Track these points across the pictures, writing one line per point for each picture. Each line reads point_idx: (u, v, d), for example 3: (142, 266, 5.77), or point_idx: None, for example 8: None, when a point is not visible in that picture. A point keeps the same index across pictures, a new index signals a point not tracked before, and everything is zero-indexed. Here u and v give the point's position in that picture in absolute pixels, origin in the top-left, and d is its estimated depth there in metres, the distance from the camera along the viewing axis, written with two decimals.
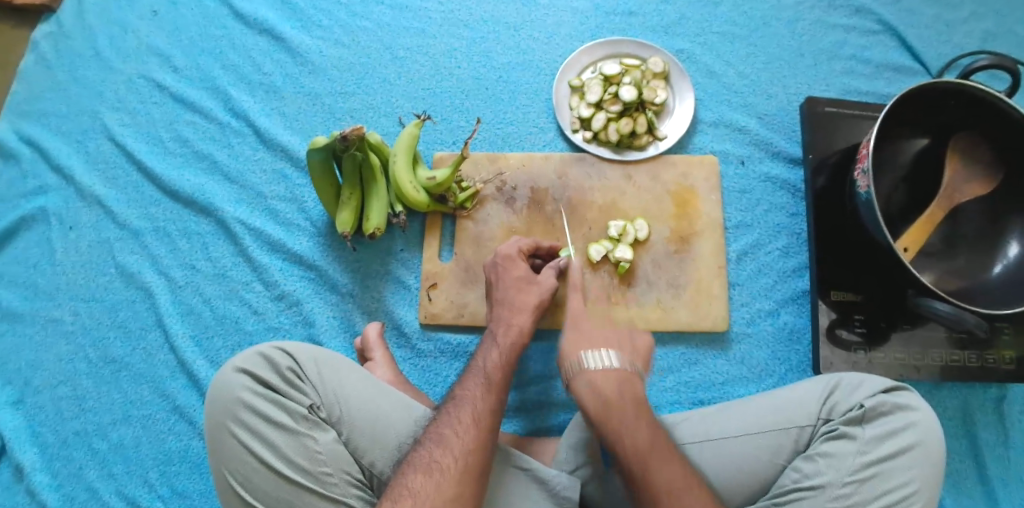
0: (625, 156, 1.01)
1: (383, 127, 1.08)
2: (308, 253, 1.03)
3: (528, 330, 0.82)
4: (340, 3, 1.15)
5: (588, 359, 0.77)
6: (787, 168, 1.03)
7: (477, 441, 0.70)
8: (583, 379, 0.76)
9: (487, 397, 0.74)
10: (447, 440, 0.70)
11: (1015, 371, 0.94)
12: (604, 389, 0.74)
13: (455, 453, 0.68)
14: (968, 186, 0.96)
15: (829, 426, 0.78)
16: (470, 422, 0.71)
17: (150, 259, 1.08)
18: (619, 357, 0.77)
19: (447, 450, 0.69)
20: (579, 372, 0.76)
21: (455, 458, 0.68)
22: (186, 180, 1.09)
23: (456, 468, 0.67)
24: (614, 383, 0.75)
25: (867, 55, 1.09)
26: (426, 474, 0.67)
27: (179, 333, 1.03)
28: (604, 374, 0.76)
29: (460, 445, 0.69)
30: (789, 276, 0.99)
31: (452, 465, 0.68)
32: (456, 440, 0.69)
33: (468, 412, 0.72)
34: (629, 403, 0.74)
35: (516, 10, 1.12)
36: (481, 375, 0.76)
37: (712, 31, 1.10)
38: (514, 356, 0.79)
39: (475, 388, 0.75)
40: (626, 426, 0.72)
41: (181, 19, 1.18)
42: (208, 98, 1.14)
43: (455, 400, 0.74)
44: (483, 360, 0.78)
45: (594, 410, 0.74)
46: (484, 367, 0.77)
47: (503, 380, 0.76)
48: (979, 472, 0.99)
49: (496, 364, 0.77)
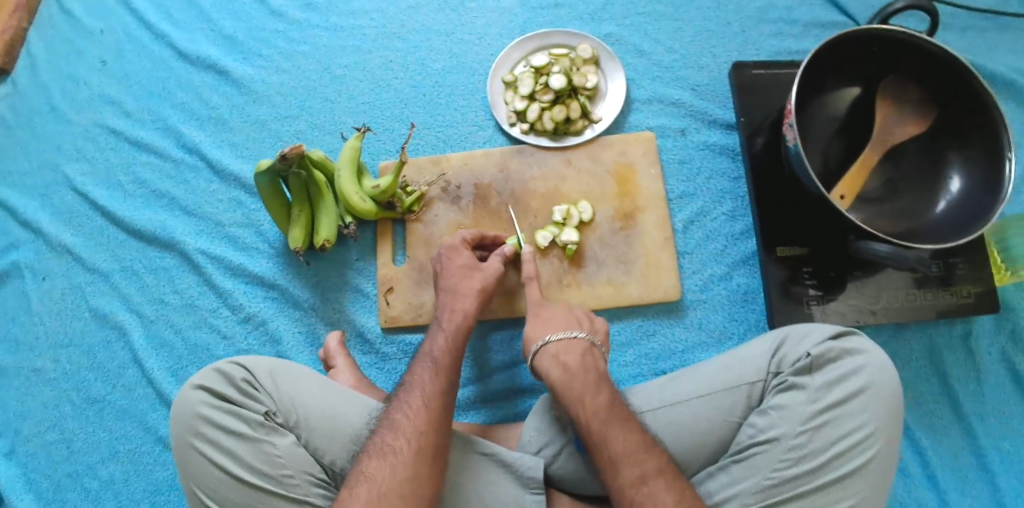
0: (563, 143, 1.03)
1: (329, 144, 1.11)
2: (269, 273, 1.06)
3: (472, 312, 0.84)
4: (278, 31, 1.19)
5: (552, 334, 0.83)
6: (724, 135, 1.05)
7: (427, 421, 0.71)
8: (547, 351, 0.82)
9: (437, 379, 0.75)
10: (400, 425, 0.71)
11: (971, 303, 0.95)
12: (568, 358, 0.80)
13: (406, 436, 0.70)
14: (904, 127, 0.97)
15: (779, 378, 0.79)
16: (420, 405, 0.73)
17: (121, 298, 1.11)
18: (580, 333, 0.84)
19: (399, 434, 0.70)
20: (543, 347, 0.83)
21: (408, 440, 0.70)
22: (147, 217, 1.13)
23: (409, 449, 0.69)
24: (583, 359, 0.80)
25: (793, 16, 1.10)
26: (380, 457, 0.69)
27: (154, 366, 1.06)
28: (564, 345, 0.82)
29: (411, 429, 0.71)
30: (737, 239, 1.00)
31: (405, 446, 0.69)
32: (407, 422, 0.71)
33: (418, 395, 0.74)
34: (592, 371, 0.79)
35: (447, 16, 1.15)
36: (429, 359, 0.78)
37: (638, 12, 1.12)
38: (460, 339, 0.81)
39: (424, 373, 0.76)
40: (586, 392, 0.75)
41: (130, 66, 1.22)
42: (162, 138, 1.17)
43: (404, 385, 0.76)
44: (431, 347, 0.80)
45: (558, 378, 0.78)
46: (432, 353, 0.79)
47: (450, 363, 0.78)
48: (954, 411, 0.99)
49: (444, 349, 0.79)
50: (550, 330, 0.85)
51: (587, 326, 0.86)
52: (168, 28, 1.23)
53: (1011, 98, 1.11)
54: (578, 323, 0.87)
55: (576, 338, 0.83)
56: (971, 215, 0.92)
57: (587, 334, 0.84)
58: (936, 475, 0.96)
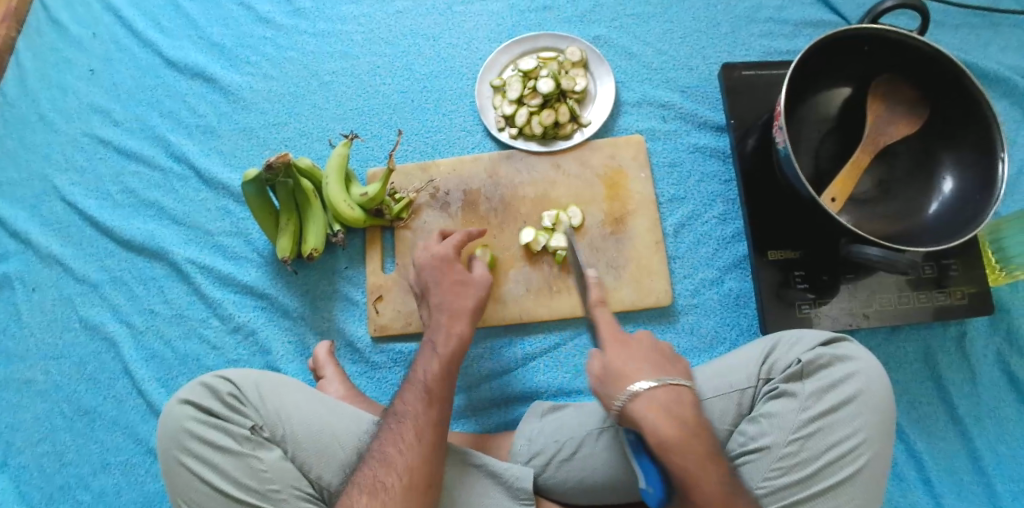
0: (552, 147, 1.02)
1: (317, 151, 1.10)
2: (258, 283, 1.05)
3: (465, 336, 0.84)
4: (265, 37, 1.18)
5: (649, 380, 0.71)
6: (715, 137, 1.04)
7: (417, 457, 0.72)
8: (653, 403, 0.70)
9: (428, 408, 0.75)
10: (391, 458, 0.72)
11: (964, 306, 0.95)
12: (681, 414, 0.70)
13: (398, 472, 0.71)
14: (894, 128, 0.95)
15: (770, 385, 0.78)
16: (411, 439, 0.73)
17: (110, 308, 1.10)
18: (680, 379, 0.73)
19: (391, 469, 0.71)
20: (645, 396, 0.70)
21: (399, 477, 0.70)
22: (136, 227, 1.12)
23: (401, 486, 0.70)
24: (690, 408, 0.71)
25: (784, 15, 1.10)
26: (371, 492, 0.69)
27: (145, 377, 1.05)
28: (674, 398, 0.71)
29: (403, 466, 0.71)
30: (729, 243, 0.99)
31: (396, 483, 0.70)
32: (399, 455, 0.72)
33: (410, 427, 0.74)
34: (703, 430, 0.70)
35: (435, 20, 1.14)
36: (421, 385, 0.77)
37: (627, 13, 1.11)
38: (453, 367, 0.80)
39: (417, 403, 0.76)
40: (705, 460, 0.68)
41: (118, 75, 1.22)
42: (150, 147, 1.17)
43: (393, 412, 0.76)
44: (422, 372, 0.79)
45: (673, 440, 0.68)
46: (424, 380, 0.78)
47: (442, 390, 0.77)
48: (949, 414, 0.99)
49: (437, 374, 0.78)
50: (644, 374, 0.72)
51: (678, 369, 0.75)
52: (155, 35, 1.22)
53: (1003, 95, 1.11)
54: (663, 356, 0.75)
55: (677, 385, 0.72)
56: (963, 216, 0.91)
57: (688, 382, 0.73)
58: (931, 478, 0.96)
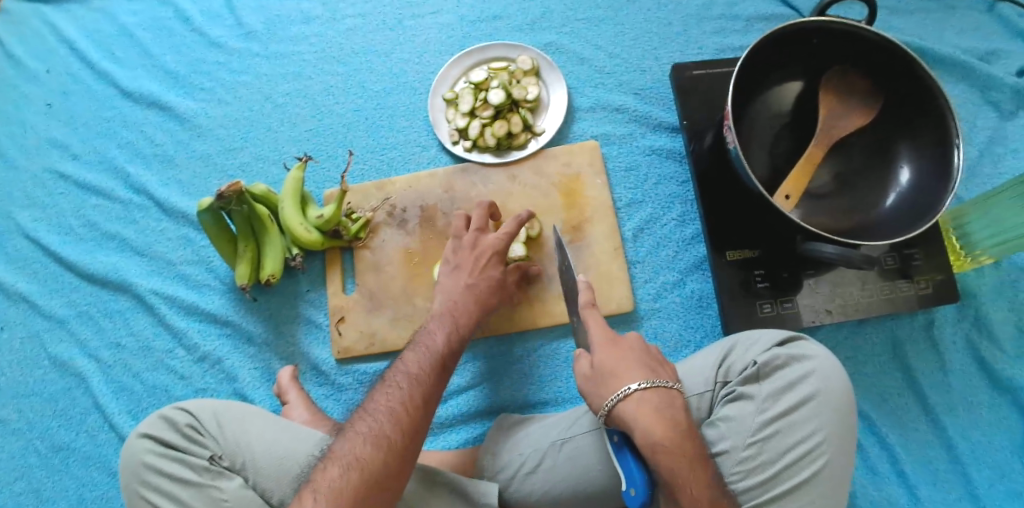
0: (507, 158, 1.01)
1: (274, 175, 1.10)
2: (221, 311, 1.05)
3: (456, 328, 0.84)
4: (219, 62, 1.17)
5: (638, 382, 0.70)
6: (670, 138, 1.03)
7: (421, 418, 0.72)
8: (642, 403, 0.69)
9: (434, 376, 0.77)
10: (398, 414, 0.71)
11: (927, 294, 0.94)
12: (670, 411, 0.69)
13: (403, 429, 0.70)
14: (849, 121, 0.93)
15: (727, 388, 0.78)
16: (418, 400, 0.73)
17: (78, 344, 1.09)
18: (665, 380, 0.72)
19: (396, 424, 0.70)
20: (633, 394, 0.70)
21: (403, 434, 0.70)
22: (98, 260, 1.11)
23: (402, 443, 0.69)
24: (679, 409, 0.70)
25: (734, 11, 1.09)
26: (375, 445, 0.68)
27: (115, 410, 1.04)
28: (663, 397, 0.70)
29: (408, 424, 0.70)
30: (688, 245, 0.98)
31: (399, 439, 0.69)
32: (405, 411, 0.71)
33: (419, 390, 0.74)
34: (690, 432, 0.69)
35: (386, 36, 1.13)
36: (432, 353, 0.79)
37: (578, 18, 1.10)
38: (460, 339, 0.83)
39: (427, 364, 0.77)
40: (692, 465, 0.67)
41: (76, 107, 1.20)
42: (109, 179, 1.16)
43: (401, 372, 0.76)
44: (432, 338, 0.81)
45: (665, 437, 0.67)
46: (434, 345, 0.80)
47: (448, 362, 0.80)
48: (920, 403, 0.98)
49: (448, 345, 0.81)
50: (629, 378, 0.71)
51: (664, 371, 0.74)
52: (109, 66, 1.21)
53: (960, 79, 1.10)
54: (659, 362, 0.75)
55: (665, 385, 0.71)
56: (919, 206, 0.90)
57: (673, 382, 0.72)
58: (905, 470, 0.95)
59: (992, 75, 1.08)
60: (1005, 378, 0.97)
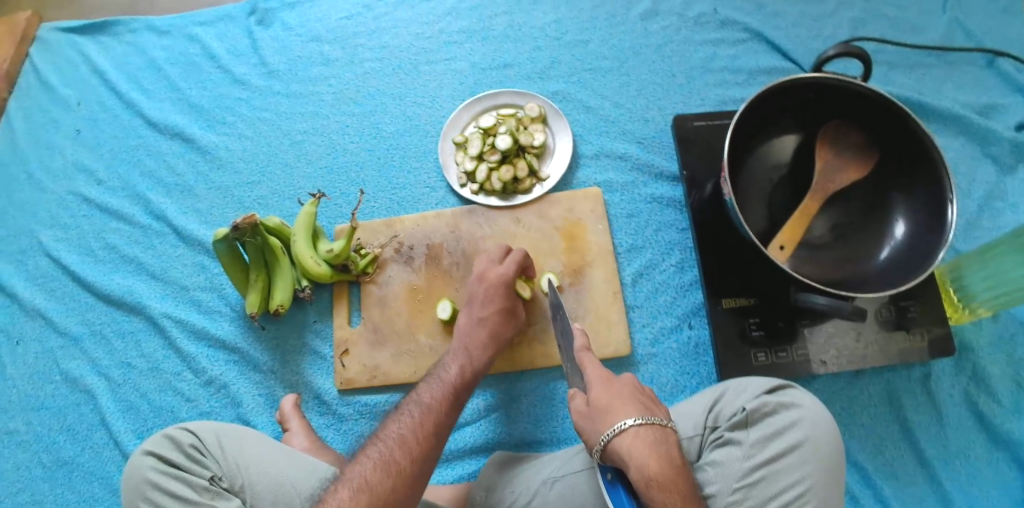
0: (512, 202, 1.05)
1: (288, 209, 1.15)
2: (230, 337, 1.08)
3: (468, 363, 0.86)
4: (241, 98, 1.23)
5: (633, 419, 0.70)
6: (671, 187, 1.07)
7: (430, 448, 0.74)
8: (633, 439, 0.69)
9: (446, 406, 0.79)
10: (408, 441, 0.73)
11: (925, 347, 0.95)
12: (665, 448, 0.70)
13: (412, 457, 0.72)
14: (842, 175, 0.95)
15: (716, 433, 0.80)
16: (429, 429, 0.75)
17: (90, 362, 1.12)
18: (661, 418, 0.72)
19: (405, 451, 0.72)
20: (626, 431, 0.70)
21: (411, 460, 0.72)
22: (115, 282, 1.15)
23: (410, 469, 0.71)
24: (674, 447, 0.71)
25: (736, 65, 1.14)
26: (385, 470, 0.70)
27: (121, 428, 1.06)
28: (657, 435, 0.70)
29: (417, 451, 0.73)
30: (686, 291, 1.01)
31: (408, 465, 0.71)
32: (416, 437, 0.74)
33: (430, 419, 0.76)
34: (682, 471, 0.69)
35: (401, 79, 1.20)
36: (445, 385, 0.81)
37: (584, 68, 1.15)
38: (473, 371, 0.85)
39: (439, 393, 0.80)
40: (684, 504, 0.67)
41: (102, 134, 1.26)
42: (130, 205, 1.20)
43: (414, 402, 0.79)
44: (444, 370, 0.84)
45: (660, 473, 0.67)
46: (446, 376, 0.83)
47: (461, 394, 0.82)
48: (915, 455, 0.98)
49: (462, 378, 0.84)
50: (622, 414, 0.71)
51: (660, 410, 0.74)
52: (137, 96, 1.27)
53: (958, 135, 1.12)
54: (651, 401, 0.75)
55: (660, 423, 0.71)
56: (914, 259, 0.90)
57: (668, 420, 0.72)
58: None
59: (991, 130, 1.11)
60: (1003, 433, 0.97)
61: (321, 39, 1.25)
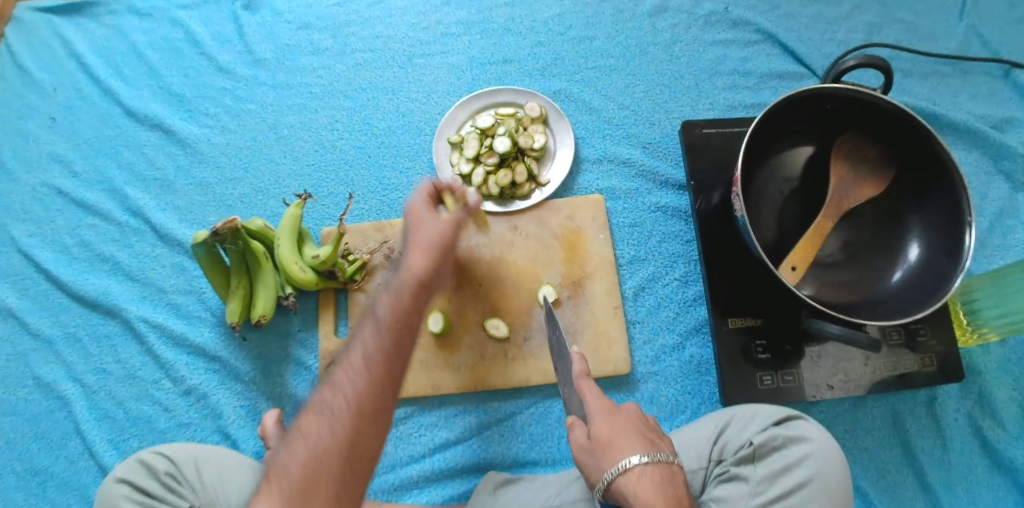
0: (510, 208, 1.00)
1: (272, 209, 1.09)
2: (210, 345, 1.03)
3: (416, 280, 0.74)
4: (225, 88, 1.16)
5: (637, 457, 0.67)
6: (676, 196, 1.02)
7: (359, 406, 0.65)
8: (638, 479, 0.66)
9: (381, 346, 0.68)
10: (334, 407, 0.65)
11: (932, 372, 0.91)
12: (671, 488, 0.66)
13: (337, 424, 0.64)
14: (857, 193, 0.90)
15: (722, 467, 0.77)
16: (360, 387, 0.66)
17: (64, 366, 1.06)
18: (666, 454, 0.69)
19: (331, 420, 0.65)
20: (631, 470, 0.67)
21: (338, 424, 0.64)
22: (90, 283, 1.09)
23: (337, 438, 0.64)
24: (682, 487, 0.67)
25: (748, 68, 1.08)
26: (306, 445, 0.64)
27: (96, 438, 1.01)
28: (663, 474, 0.67)
29: (345, 416, 0.65)
30: (689, 306, 0.96)
31: (334, 433, 0.64)
32: (348, 422, 0.64)
33: (361, 373, 0.67)
34: None
35: (394, 72, 1.13)
36: (381, 322, 0.70)
37: (588, 66, 1.09)
38: (415, 291, 0.72)
39: (372, 334, 0.69)
40: None
41: (78, 122, 1.18)
42: (107, 200, 1.14)
43: (347, 367, 0.67)
44: (382, 300, 0.72)
45: None
46: (381, 307, 0.71)
47: (400, 325, 0.70)
48: (918, 480, 0.95)
49: (399, 302, 0.71)
50: (626, 451, 0.68)
51: (663, 444, 0.71)
52: (117, 84, 1.19)
53: (972, 148, 1.07)
54: (653, 435, 0.72)
55: (666, 460, 0.68)
56: (928, 284, 0.85)
57: (673, 456, 0.69)
58: None
59: (1006, 145, 1.06)
60: (1007, 458, 0.94)
61: (310, 26, 1.17)
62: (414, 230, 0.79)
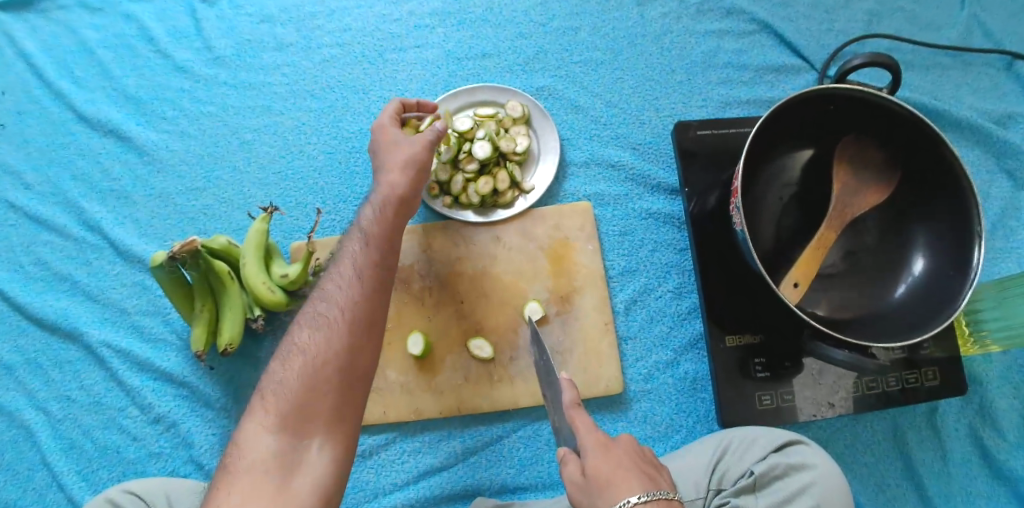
0: (492, 217, 0.93)
1: (238, 221, 1.02)
2: (178, 370, 0.98)
3: (399, 189, 0.76)
4: (184, 90, 1.08)
5: (636, 495, 0.62)
6: (669, 201, 0.96)
7: (352, 314, 0.69)
8: None
9: (367, 260, 0.72)
10: (327, 319, 0.69)
11: (934, 387, 0.86)
12: None
13: (331, 336, 0.68)
14: (866, 195, 0.84)
15: (722, 498, 0.73)
16: (350, 299, 0.70)
17: (25, 394, 0.99)
18: (665, 490, 0.64)
19: (326, 331, 0.69)
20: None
21: (334, 335, 0.68)
22: (48, 304, 1.02)
23: (335, 350, 0.68)
24: None
25: (741, 61, 1.02)
26: (304, 360, 0.68)
27: (63, 470, 0.96)
28: None
29: (339, 327, 0.69)
30: (684, 320, 0.92)
31: (330, 346, 0.68)
32: (343, 332, 0.68)
33: (349, 287, 0.70)
34: None
35: (364, 70, 1.05)
36: (364, 238, 0.73)
37: (573, 60, 1.02)
38: (392, 203, 0.76)
39: (357, 246, 0.73)
40: None
41: (27, 129, 1.09)
42: (62, 213, 1.06)
43: (337, 281, 0.71)
44: (362, 218, 0.76)
45: None
46: (362, 224, 0.75)
47: (383, 238, 0.74)
48: (918, 493, 0.91)
49: (380, 217, 0.75)
50: (624, 488, 0.63)
51: (661, 478, 0.67)
52: (68, 85, 1.09)
53: (976, 144, 1.02)
54: (650, 470, 0.67)
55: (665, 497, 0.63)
56: (933, 300, 0.80)
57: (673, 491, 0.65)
58: None
59: (1010, 141, 1.01)
60: (1008, 469, 0.91)
61: (274, 20, 1.09)
62: (385, 151, 0.80)
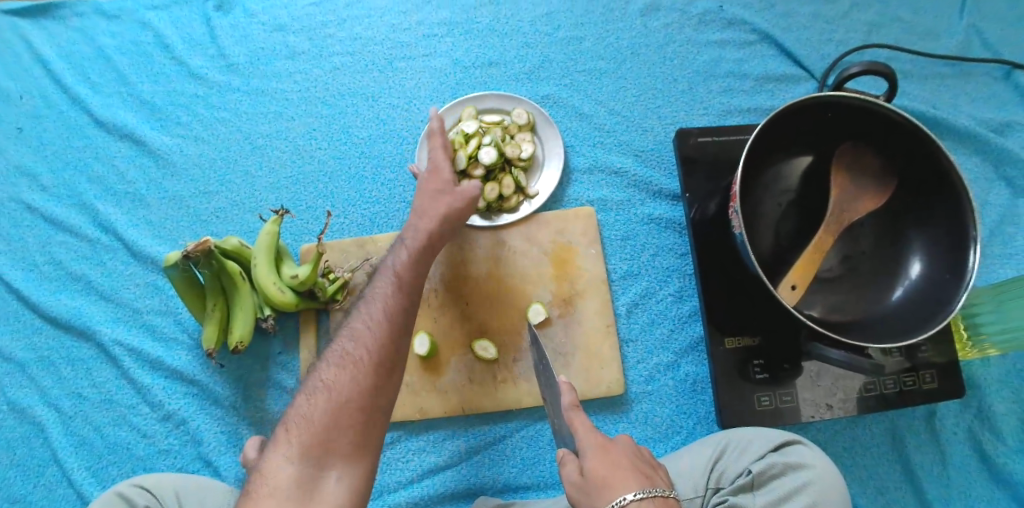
0: (497, 221, 0.95)
1: (249, 224, 1.05)
2: (189, 369, 1.00)
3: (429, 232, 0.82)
4: (198, 95, 1.11)
5: (632, 492, 0.64)
6: (670, 206, 0.98)
7: (380, 354, 0.72)
8: None
9: (395, 302, 0.76)
10: (354, 356, 0.72)
11: (933, 389, 0.87)
12: None
13: (358, 373, 0.71)
14: (862, 201, 0.86)
15: (720, 497, 0.75)
16: (378, 339, 0.73)
17: (38, 391, 1.02)
18: (660, 488, 0.66)
19: (353, 367, 0.71)
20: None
21: (360, 371, 0.71)
22: (62, 303, 1.04)
23: (361, 386, 0.70)
24: None
25: (742, 70, 1.04)
26: (329, 394, 0.70)
27: (73, 466, 0.98)
28: None
29: (366, 363, 0.71)
30: (684, 323, 0.93)
31: (355, 382, 0.70)
32: (370, 368, 0.71)
33: (378, 327, 0.74)
34: None
35: (374, 77, 1.08)
36: (393, 281, 0.78)
37: (577, 69, 1.05)
38: (423, 253, 0.81)
39: (386, 288, 0.77)
40: None
41: (44, 133, 1.12)
42: (77, 215, 1.08)
43: (366, 321, 0.74)
44: (393, 261, 0.80)
45: None
46: (393, 268, 0.79)
47: (413, 288, 0.78)
48: (916, 497, 0.93)
49: (410, 265, 0.80)
50: (621, 486, 0.65)
51: (659, 477, 0.68)
52: (84, 90, 1.13)
53: (974, 152, 1.04)
54: (648, 468, 0.69)
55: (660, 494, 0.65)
56: (930, 302, 0.81)
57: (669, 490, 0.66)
58: None
59: (1007, 150, 1.02)
60: (1006, 473, 0.92)
61: (287, 29, 1.12)
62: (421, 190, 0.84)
